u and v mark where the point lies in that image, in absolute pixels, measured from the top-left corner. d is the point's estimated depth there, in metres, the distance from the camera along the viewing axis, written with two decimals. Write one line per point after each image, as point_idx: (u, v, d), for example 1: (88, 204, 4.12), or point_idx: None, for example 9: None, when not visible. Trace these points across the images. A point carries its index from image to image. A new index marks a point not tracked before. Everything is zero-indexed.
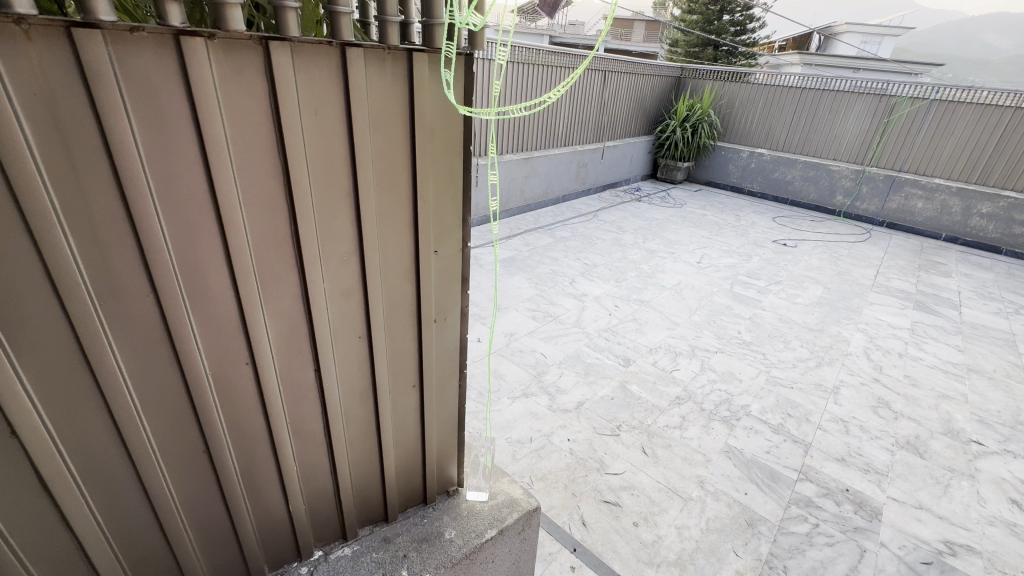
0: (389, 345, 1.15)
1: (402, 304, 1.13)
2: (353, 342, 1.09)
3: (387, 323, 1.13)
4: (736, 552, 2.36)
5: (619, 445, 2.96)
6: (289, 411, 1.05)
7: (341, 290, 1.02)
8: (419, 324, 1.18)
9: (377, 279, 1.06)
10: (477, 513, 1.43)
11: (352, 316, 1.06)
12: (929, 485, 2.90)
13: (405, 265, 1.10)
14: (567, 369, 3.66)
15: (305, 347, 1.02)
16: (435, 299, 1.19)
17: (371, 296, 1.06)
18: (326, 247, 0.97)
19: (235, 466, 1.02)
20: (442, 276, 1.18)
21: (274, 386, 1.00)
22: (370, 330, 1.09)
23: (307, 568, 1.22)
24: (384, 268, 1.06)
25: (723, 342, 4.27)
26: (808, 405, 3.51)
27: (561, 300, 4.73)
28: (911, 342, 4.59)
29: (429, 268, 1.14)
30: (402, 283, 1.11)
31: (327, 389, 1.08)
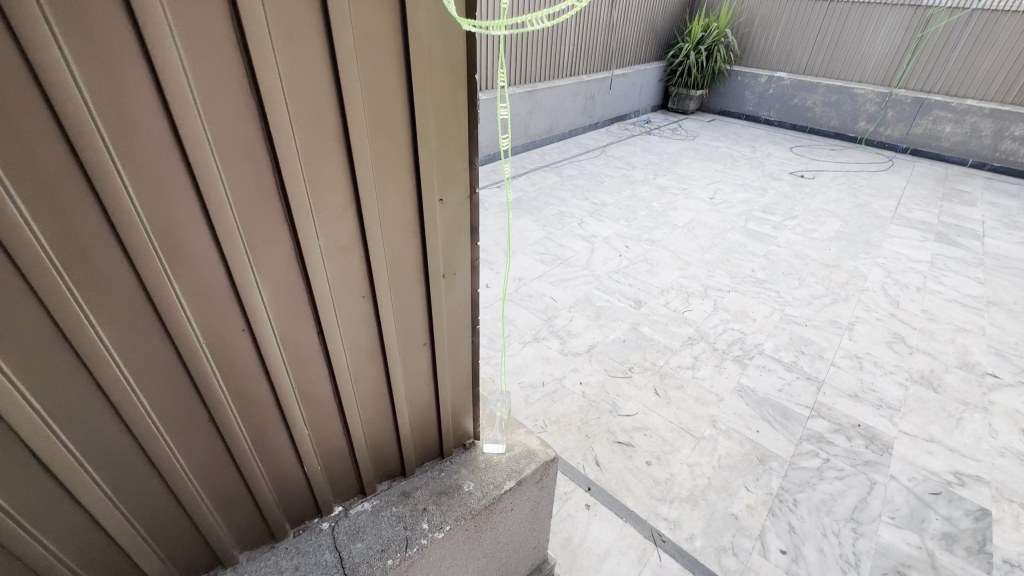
0: (397, 304, 1.07)
1: (407, 260, 1.04)
2: (357, 304, 1.01)
3: (392, 280, 1.04)
4: (747, 487, 2.41)
5: (630, 387, 2.96)
6: (296, 375, 1.00)
7: (341, 246, 0.93)
8: (427, 280, 1.10)
9: (378, 232, 0.96)
10: (495, 464, 1.42)
11: (354, 274, 0.97)
12: (941, 419, 2.90)
13: (408, 216, 0.99)
14: (578, 313, 3.61)
15: (306, 309, 0.94)
16: (443, 252, 1.09)
17: (373, 252, 0.97)
18: (318, 200, 0.86)
19: (245, 431, 0.99)
20: (451, 226, 1.08)
21: (275, 351, 0.94)
22: (376, 288, 1.01)
23: (329, 524, 1.22)
24: (386, 220, 0.96)
25: (736, 281, 4.17)
26: (821, 342, 3.48)
27: (570, 242, 4.60)
28: (930, 276, 4.47)
29: (435, 218, 1.03)
30: (406, 237, 1.01)
31: (334, 354, 1.02)
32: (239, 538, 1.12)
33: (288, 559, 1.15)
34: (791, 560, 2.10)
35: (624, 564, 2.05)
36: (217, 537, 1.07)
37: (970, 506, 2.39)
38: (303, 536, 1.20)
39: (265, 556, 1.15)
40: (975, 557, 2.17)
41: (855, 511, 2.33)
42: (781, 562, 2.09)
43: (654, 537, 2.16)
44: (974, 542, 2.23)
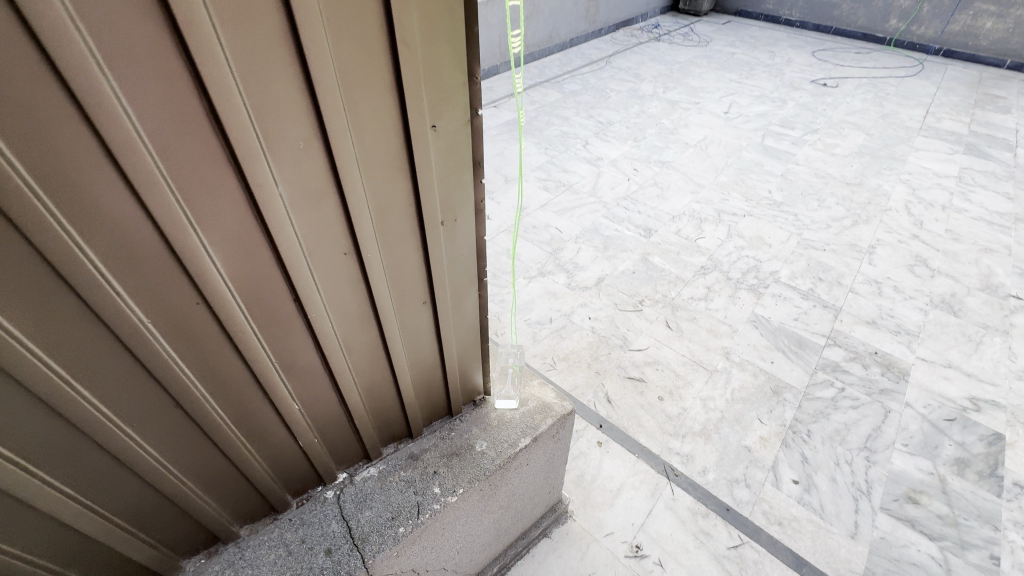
0: (388, 260, 0.90)
1: (397, 206, 0.84)
2: (339, 262, 0.83)
3: (379, 232, 0.85)
4: (761, 419, 2.37)
5: (641, 321, 2.86)
6: (274, 347, 0.85)
7: (309, 194, 0.73)
8: (423, 229, 0.91)
9: (355, 174, 0.76)
10: (509, 421, 1.31)
11: (331, 227, 0.79)
12: (960, 344, 2.82)
13: (393, 152, 0.79)
14: (585, 245, 3.42)
15: (276, 273, 0.77)
16: (441, 195, 0.89)
17: (352, 198, 0.77)
18: (272, 137, 0.66)
19: (225, 411, 0.86)
20: (449, 161, 0.87)
21: (244, 324, 0.78)
22: (361, 244, 0.83)
23: (334, 492, 1.15)
24: (365, 157, 0.76)
25: (752, 204, 3.92)
26: (840, 268, 3.32)
27: (574, 166, 4.29)
28: (956, 193, 4.21)
29: (427, 153, 0.82)
30: (393, 178, 0.81)
31: (317, 322, 0.86)
32: (237, 513, 1.04)
33: (293, 531, 1.08)
34: (803, 490, 2.11)
35: (637, 499, 2.06)
36: (212, 517, 0.98)
37: (984, 431, 2.37)
38: (307, 505, 1.12)
39: (269, 529, 1.08)
40: (986, 481, 2.18)
41: (868, 440, 2.31)
42: (793, 492, 2.10)
43: (667, 472, 2.15)
44: (986, 466, 2.23)
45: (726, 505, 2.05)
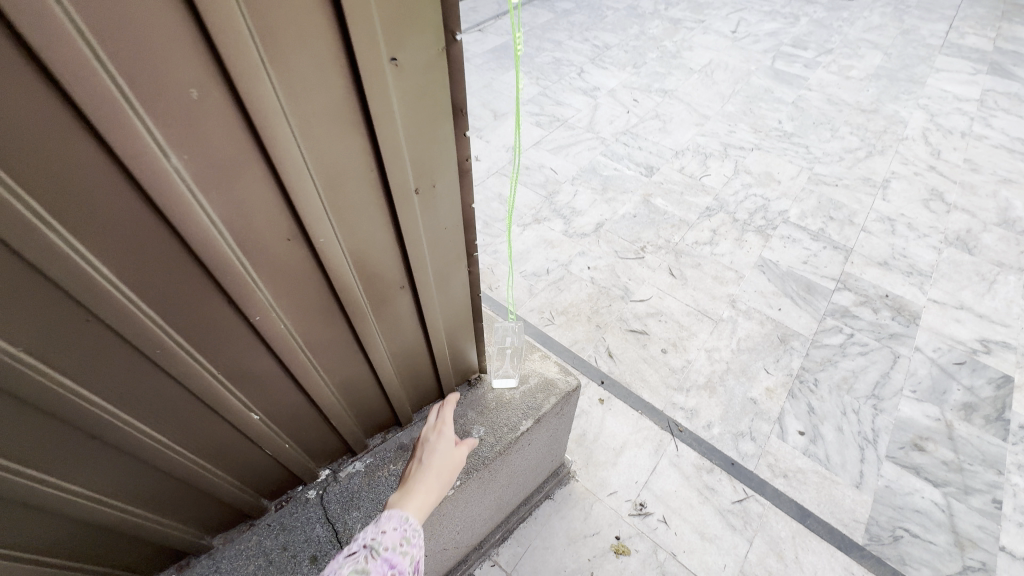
0: (350, 243, 0.71)
1: (352, 174, 0.65)
2: (282, 250, 0.66)
3: (333, 209, 0.66)
4: (767, 369, 2.29)
5: (643, 269, 2.70)
6: (213, 356, 0.69)
7: (223, 166, 0.54)
8: (391, 200, 0.71)
9: (286, 136, 0.56)
10: (508, 403, 1.19)
11: (262, 207, 0.60)
12: (974, 284, 2.71)
13: (339, 104, 0.58)
14: (581, 187, 3.18)
15: (195, 271, 0.60)
16: (411, 155, 0.69)
17: (284, 168, 0.58)
18: (149, 92, 0.46)
19: (162, 435, 0.72)
20: (420, 109, 0.66)
21: (161, 337, 0.62)
22: (308, 226, 0.65)
23: (316, 492, 1.03)
24: (296, 110, 0.55)
25: (760, 136, 3.64)
26: (852, 205, 3.13)
27: (569, 98, 3.93)
28: (976, 118, 3.93)
29: (388, 101, 0.61)
30: (342, 136, 0.61)
31: (264, 324, 0.70)
32: (206, 526, 0.92)
33: (273, 538, 0.97)
34: (809, 441, 2.07)
35: (641, 457, 2.00)
36: (179, 538, 0.87)
37: (993, 374, 2.32)
38: (287, 508, 1.01)
39: (244, 537, 0.96)
40: (992, 425, 2.14)
41: (876, 387, 2.25)
42: (799, 444, 2.06)
43: (671, 427, 2.09)
44: (993, 410, 2.19)
45: (731, 459, 2.01)
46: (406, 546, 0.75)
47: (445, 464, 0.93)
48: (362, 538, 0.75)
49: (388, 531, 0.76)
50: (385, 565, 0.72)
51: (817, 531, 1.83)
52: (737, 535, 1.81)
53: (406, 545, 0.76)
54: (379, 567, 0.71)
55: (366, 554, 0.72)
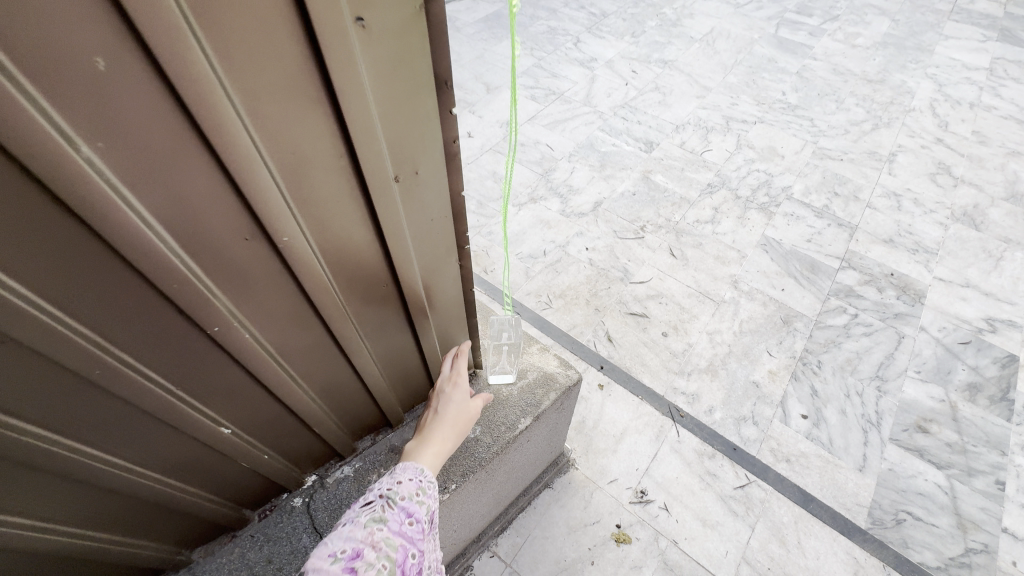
0: (318, 238, 0.63)
1: (317, 161, 0.56)
2: (239, 250, 0.57)
3: (297, 202, 0.58)
4: (770, 352, 2.24)
5: (643, 250, 2.62)
6: (167, 372, 0.62)
7: (152, 155, 0.45)
8: (365, 188, 0.63)
9: (229, 118, 0.46)
10: (505, 401, 1.12)
11: (208, 202, 0.51)
12: (980, 261, 2.65)
13: (295, 78, 0.49)
14: (579, 163, 3.06)
15: (132, 280, 0.52)
16: (387, 135, 0.59)
17: (228, 155, 0.49)
18: (46, 69, 0.36)
19: (115, 459, 0.64)
20: (397, 81, 0.56)
21: (97, 356, 0.53)
22: (266, 223, 0.56)
23: (303, 500, 0.97)
24: (239, 85, 0.46)
25: (763, 108, 3.51)
26: (857, 180, 3.03)
27: (565, 70, 3.77)
28: (985, 88, 3.81)
29: (357, 73, 0.52)
30: (301, 116, 0.52)
31: (225, 334, 0.62)
32: (182, 542, 0.86)
33: (257, 550, 0.91)
34: (812, 424, 2.03)
35: (642, 443, 1.96)
36: (152, 559, 0.80)
37: (998, 353, 2.28)
38: (271, 518, 0.95)
39: (226, 549, 0.90)
40: (997, 406, 2.11)
41: (880, 368, 2.21)
42: (802, 428, 2.02)
43: (672, 413, 2.05)
44: (998, 390, 2.16)
45: (733, 444, 1.97)
46: (422, 496, 0.79)
47: (461, 415, 0.94)
48: (378, 488, 0.78)
49: (404, 483, 0.79)
50: (401, 514, 0.75)
51: (820, 516, 1.81)
52: (739, 521, 1.79)
53: (421, 495, 0.79)
54: (395, 516, 0.73)
55: (383, 504, 0.74)
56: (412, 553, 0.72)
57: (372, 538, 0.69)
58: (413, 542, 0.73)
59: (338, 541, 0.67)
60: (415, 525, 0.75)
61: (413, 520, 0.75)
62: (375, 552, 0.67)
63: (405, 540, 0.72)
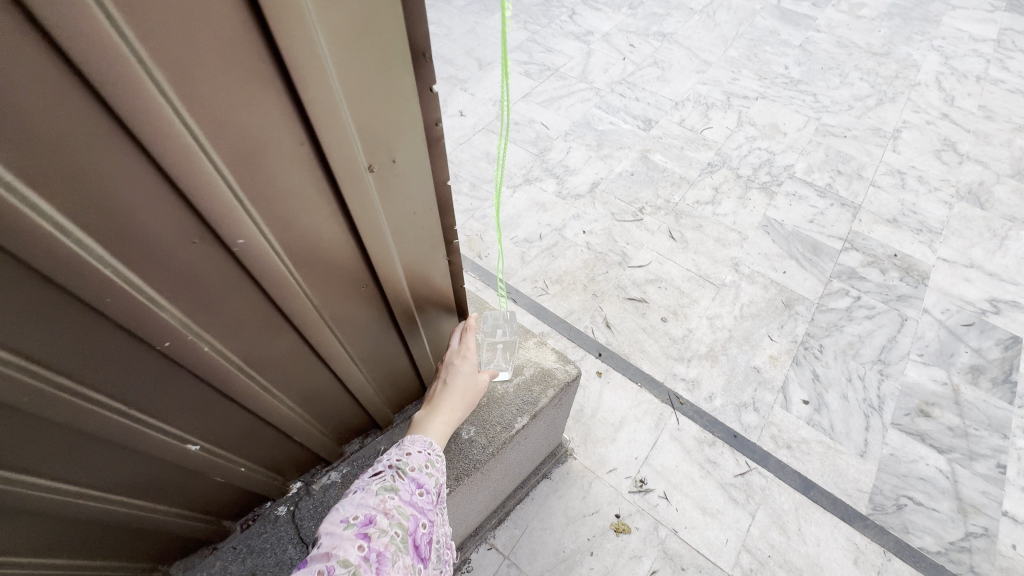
0: (281, 236, 0.56)
1: (275, 151, 0.49)
2: (188, 255, 0.51)
3: (252, 199, 0.51)
4: (771, 336, 2.20)
5: (642, 232, 2.54)
6: (113, 391, 0.55)
7: (63, 148, 0.38)
8: (332, 178, 0.56)
9: (157, 103, 0.39)
10: (500, 400, 1.08)
11: (141, 201, 0.44)
12: (985, 241, 2.60)
13: (242, 56, 0.41)
14: (575, 143, 2.96)
15: (55, 294, 0.44)
16: (356, 118, 0.52)
17: (160, 145, 0.42)
18: None
19: (62, 489, 0.57)
20: (364, 55, 0.49)
21: (24, 382, 0.46)
22: (215, 222, 0.49)
23: (288, 508, 0.92)
24: (166, 63, 0.38)
25: (765, 83, 3.39)
26: (861, 157, 2.95)
27: (560, 44, 3.62)
28: (992, 60, 3.70)
29: (318, 50, 0.45)
30: (249, 99, 0.44)
31: (182, 348, 0.56)
32: (157, 557, 0.80)
33: (240, 562, 0.86)
34: (814, 410, 2.00)
35: (641, 432, 1.93)
36: None
37: (1001, 335, 2.24)
38: (255, 528, 0.90)
39: (207, 563, 0.85)
40: (999, 388, 2.09)
41: (882, 352, 2.17)
42: (803, 414, 1.99)
43: (672, 400, 2.01)
44: (1000, 372, 2.13)
45: (734, 431, 1.94)
46: (430, 468, 0.83)
47: (469, 388, 0.95)
48: (388, 459, 0.82)
49: (413, 454, 0.83)
50: (411, 485, 0.79)
51: (821, 502, 1.79)
52: (739, 509, 1.76)
53: (429, 467, 0.83)
54: (406, 487, 0.78)
55: (393, 474, 0.78)
56: (422, 522, 0.77)
57: (383, 506, 0.73)
58: (423, 511, 0.78)
59: (351, 508, 0.72)
60: (424, 495, 0.80)
61: (423, 491, 0.80)
62: (387, 520, 0.72)
63: (415, 510, 0.77)
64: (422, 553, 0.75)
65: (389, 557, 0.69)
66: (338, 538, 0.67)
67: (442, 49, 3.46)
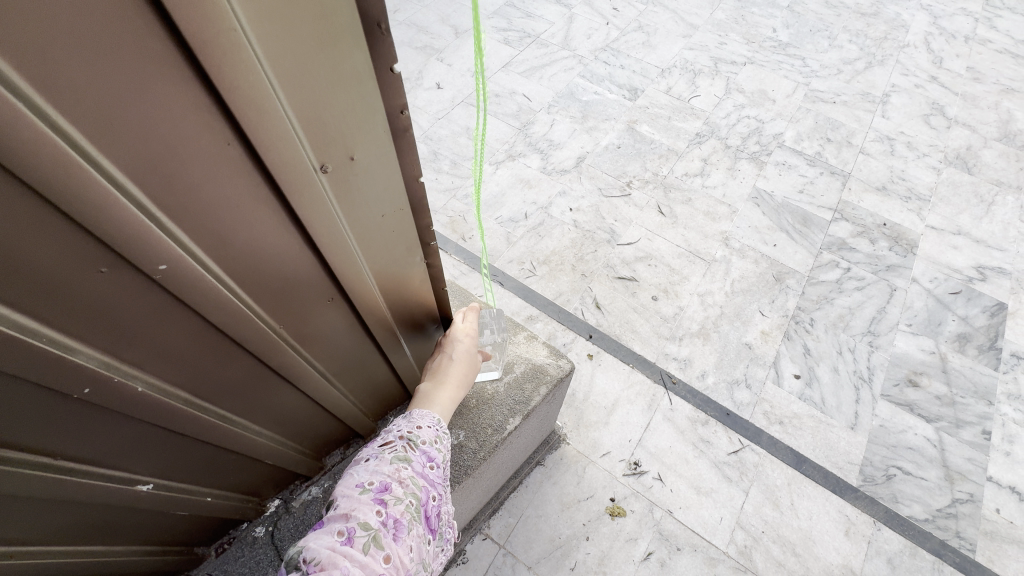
0: (216, 255, 0.50)
1: (197, 162, 0.42)
2: (103, 291, 0.43)
3: (173, 219, 0.44)
4: (762, 312, 2.17)
5: (630, 209, 2.47)
6: (39, 449, 0.48)
7: None
8: (273, 183, 0.49)
9: (23, 117, 0.31)
10: (490, 400, 1.02)
11: (28, 238, 0.37)
12: (972, 207, 2.58)
13: (135, 58, 0.34)
14: (559, 115, 2.84)
15: None
16: (295, 112, 0.45)
17: (39, 168, 0.34)
18: None
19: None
20: (298, 34, 0.41)
21: None
22: (135, 253, 0.42)
23: (266, 529, 0.89)
24: (27, 64, 0.29)
25: (754, 47, 3.27)
26: (850, 124, 2.88)
27: (540, 9, 3.43)
28: (981, 19, 3.62)
29: (238, 40, 0.37)
30: (151, 99, 0.36)
31: (111, 393, 0.49)
32: None
33: None
34: (805, 384, 1.99)
35: (633, 414, 1.90)
36: None
37: (988, 302, 2.25)
38: (231, 552, 0.87)
39: None
40: (985, 355, 2.10)
41: (872, 323, 2.17)
42: (794, 389, 1.98)
43: (664, 381, 1.98)
44: (986, 339, 2.14)
45: (726, 409, 1.93)
46: (440, 443, 0.80)
47: (471, 364, 0.92)
48: (398, 430, 0.78)
49: (423, 428, 0.79)
50: (422, 458, 0.75)
51: (813, 476, 1.80)
52: (733, 487, 1.76)
53: (439, 441, 0.80)
54: (418, 459, 0.74)
55: (404, 446, 0.75)
56: (433, 495, 0.74)
57: (398, 475, 0.70)
58: (434, 484, 0.75)
59: (365, 474, 0.69)
60: (435, 469, 0.76)
61: (434, 464, 0.76)
62: (402, 488, 0.69)
63: (427, 482, 0.74)
64: (433, 526, 0.72)
65: (405, 525, 0.66)
66: (355, 502, 0.65)
67: (415, 16, 3.25)
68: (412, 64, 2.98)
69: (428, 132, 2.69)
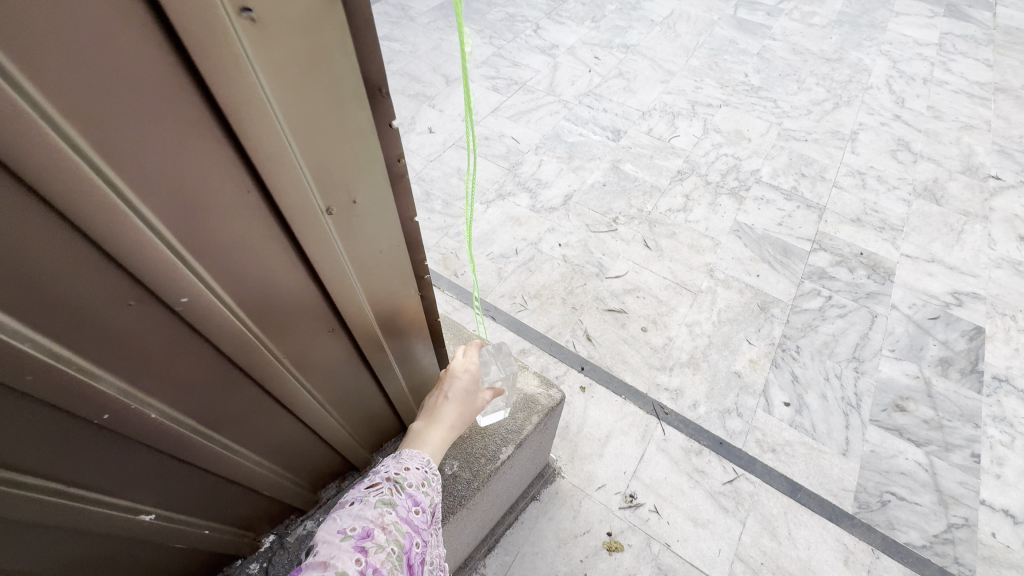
0: (231, 289, 0.54)
1: (219, 203, 0.47)
2: (128, 321, 0.47)
3: (195, 255, 0.48)
4: (749, 340, 2.22)
5: (617, 243, 2.55)
6: (55, 476, 0.51)
7: None
8: (285, 222, 0.54)
9: (73, 164, 0.36)
10: (484, 429, 1.04)
11: (73, 275, 0.41)
12: (943, 235, 2.70)
13: (175, 117, 0.39)
14: (546, 156, 2.96)
15: None
16: (307, 162, 0.51)
17: (85, 210, 0.38)
18: None
19: None
20: (312, 97, 0.47)
21: None
22: (159, 286, 0.47)
23: (260, 566, 0.89)
24: (87, 126, 0.35)
25: (728, 91, 3.48)
26: (823, 160, 3.04)
27: (526, 58, 3.64)
28: (937, 63, 3.88)
29: (261, 102, 0.43)
30: (185, 152, 0.42)
31: (126, 419, 0.52)
32: None
33: None
34: (795, 411, 2.02)
35: (628, 445, 1.91)
36: None
37: (966, 326, 2.32)
38: None
39: None
40: (968, 378, 2.15)
41: (856, 349, 2.22)
42: (785, 416, 2.01)
43: (656, 411, 2.00)
44: (968, 362, 2.20)
45: (719, 438, 1.94)
46: (427, 486, 0.81)
47: (467, 404, 0.93)
48: (386, 471, 0.80)
49: (410, 470, 0.81)
50: (408, 501, 0.77)
51: (808, 505, 1.79)
52: (730, 518, 1.75)
53: (427, 485, 0.81)
54: (402, 503, 0.76)
55: (390, 488, 0.76)
56: (416, 541, 0.75)
57: (381, 521, 0.71)
58: (418, 530, 0.76)
59: (348, 519, 0.70)
60: (420, 514, 0.78)
61: (419, 509, 0.78)
62: (384, 535, 0.70)
63: (410, 528, 0.75)
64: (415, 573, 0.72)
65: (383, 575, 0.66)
66: (336, 548, 0.66)
67: (408, 67, 3.43)
68: (405, 111, 3.12)
69: (421, 173, 2.79)
